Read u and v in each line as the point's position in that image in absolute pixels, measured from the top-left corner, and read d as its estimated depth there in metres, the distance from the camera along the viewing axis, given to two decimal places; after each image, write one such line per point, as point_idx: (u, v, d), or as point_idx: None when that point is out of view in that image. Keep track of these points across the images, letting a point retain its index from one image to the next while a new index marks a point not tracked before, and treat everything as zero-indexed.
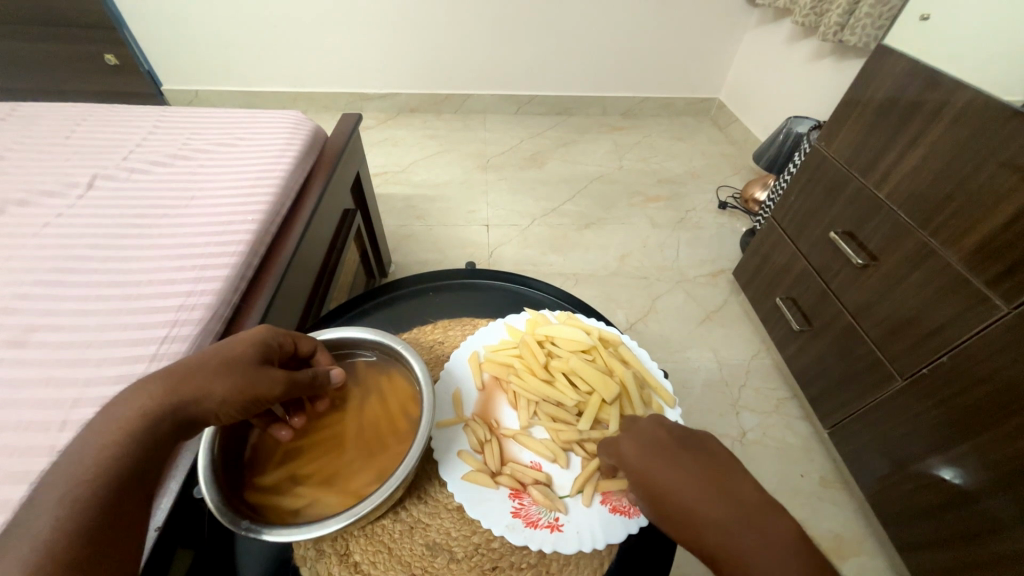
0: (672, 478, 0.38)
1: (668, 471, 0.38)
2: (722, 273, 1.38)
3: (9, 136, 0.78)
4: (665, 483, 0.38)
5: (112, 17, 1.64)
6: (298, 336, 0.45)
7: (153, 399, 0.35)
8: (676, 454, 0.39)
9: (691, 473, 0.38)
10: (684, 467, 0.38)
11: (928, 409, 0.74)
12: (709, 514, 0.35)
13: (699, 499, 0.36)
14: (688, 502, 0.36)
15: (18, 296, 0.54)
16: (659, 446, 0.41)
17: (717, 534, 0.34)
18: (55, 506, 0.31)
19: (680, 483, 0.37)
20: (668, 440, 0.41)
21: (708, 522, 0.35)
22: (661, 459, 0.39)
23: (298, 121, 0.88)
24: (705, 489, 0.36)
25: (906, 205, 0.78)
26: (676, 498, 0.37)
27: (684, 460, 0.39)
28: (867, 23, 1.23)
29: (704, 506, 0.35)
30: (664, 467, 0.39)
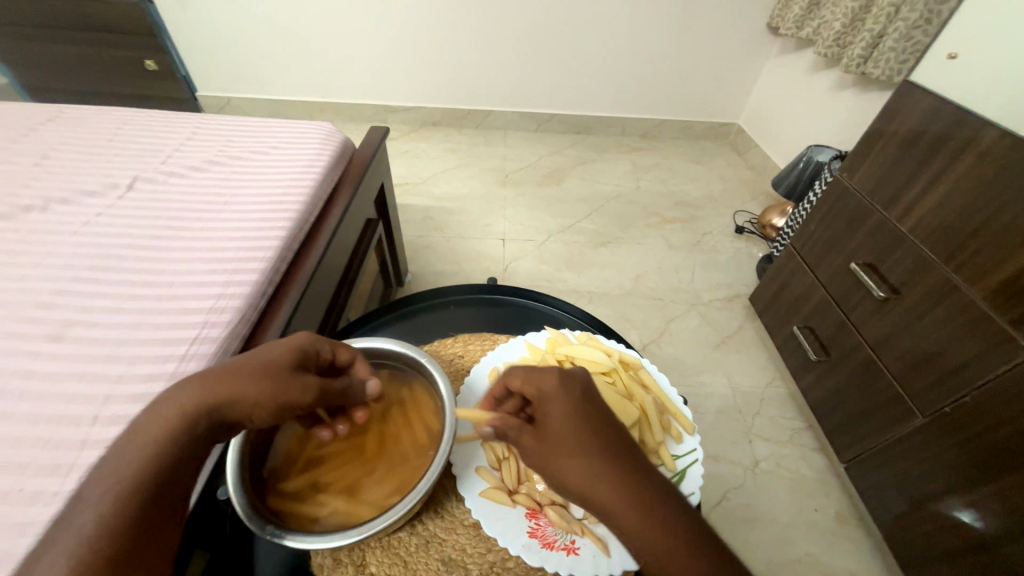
0: (581, 439, 0.36)
1: (577, 431, 0.36)
2: (738, 298, 1.37)
3: (55, 136, 0.82)
4: (572, 444, 0.36)
5: (155, 26, 1.72)
6: (333, 343, 0.44)
7: (189, 401, 0.36)
8: (589, 413, 0.37)
9: (599, 436, 0.36)
10: (595, 429, 0.36)
11: (948, 449, 0.72)
12: (610, 481, 0.34)
13: (601, 463, 0.35)
14: (589, 463, 0.35)
15: (59, 292, 0.56)
16: (576, 401, 0.38)
17: (613, 500, 0.34)
18: (99, 502, 0.33)
19: (587, 447, 0.35)
20: (584, 396, 0.39)
21: (607, 487, 0.34)
22: (574, 417, 0.37)
23: (329, 133, 0.91)
24: (609, 453, 0.35)
25: (929, 240, 0.77)
26: (579, 459, 0.35)
27: (594, 421, 0.37)
28: (891, 57, 1.23)
29: (606, 470, 0.34)
30: (576, 426, 0.36)
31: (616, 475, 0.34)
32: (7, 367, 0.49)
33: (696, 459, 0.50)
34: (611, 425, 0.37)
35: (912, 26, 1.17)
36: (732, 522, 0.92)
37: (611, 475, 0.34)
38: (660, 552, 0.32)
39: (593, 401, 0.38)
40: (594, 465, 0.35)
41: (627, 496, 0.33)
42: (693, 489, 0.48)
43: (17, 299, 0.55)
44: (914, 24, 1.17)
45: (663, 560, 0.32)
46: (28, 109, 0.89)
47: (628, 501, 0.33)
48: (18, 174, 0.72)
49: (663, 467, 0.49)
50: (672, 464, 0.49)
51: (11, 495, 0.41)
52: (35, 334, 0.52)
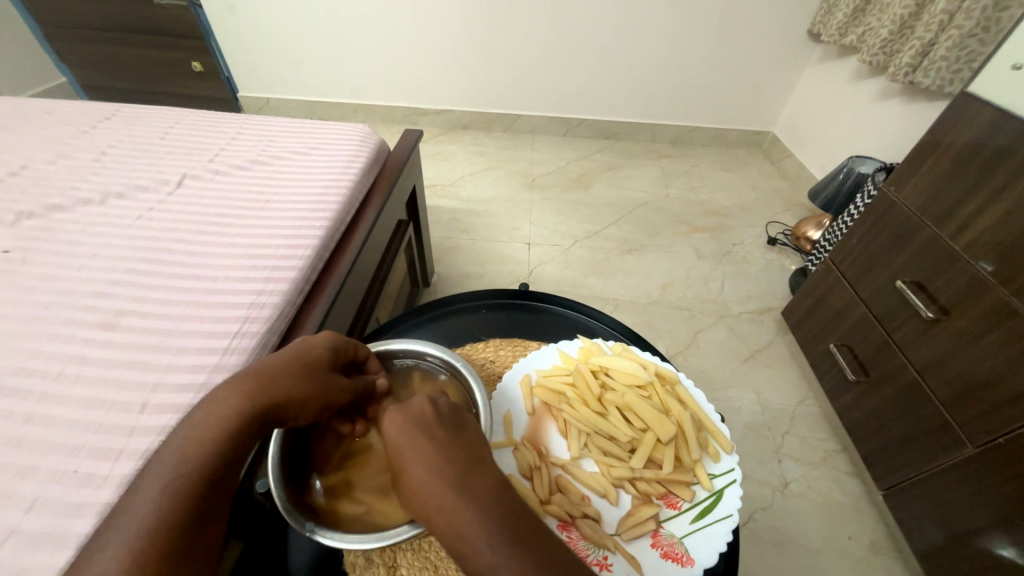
0: (411, 462, 0.36)
1: (406, 450, 0.36)
2: (770, 311, 1.33)
3: (112, 133, 0.86)
4: (406, 469, 0.36)
5: (202, 30, 1.80)
6: (358, 343, 0.48)
7: (243, 399, 0.39)
8: (427, 436, 0.37)
9: (429, 458, 0.35)
10: (431, 452, 0.36)
11: (996, 483, 0.69)
12: (434, 502, 0.34)
13: (426, 486, 0.34)
14: (418, 488, 0.35)
15: (113, 282, 0.59)
16: (415, 424, 0.37)
17: (438, 521, 0.34)
18: (160, 492, 0.35)
19: (417, 471, 0.35)
20: (424, 418, 0.38)
21: (434, 511, 0.34)
22: (409, 441, 0.37)
23: (366, 134, 0.92)
24: (434, 478, 0.35)
25: (985, 260, 0.73)
26: (411, 482, 0.35)
27: (430, 442, 0.36)
28: (942, 66, 1.17)
29: (430, 493, 0.34)
30: (410, 452, 0.36)
31: (441, 500, 0.34)
32: (66, 352, 0.52)
33: (734, 479, 0.48)
34: (449, 447, 0.36)
35: (968, 34, 1.12)
36: (759, 544, 0.89)
37: (436, 499, 0.34)
38: (486, 573, 0.32)
39: (434, 422, 0.38)
40: (422, 487, 0.35)
41: (453, 522, 0.33)
42: (732, 510, 0.46)
43: (75, 287, 0.58)
44: (970, 32, 1.11)
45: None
46: (87, 107, 0.94)
47: (449, 520, 0.33)
48: (79, 169, 0.77)
49: (698, 486, 0.48)
50: (709, 483, 0.47)
51: (66, 476, 0.43)
52: (90, 322, 0.54)
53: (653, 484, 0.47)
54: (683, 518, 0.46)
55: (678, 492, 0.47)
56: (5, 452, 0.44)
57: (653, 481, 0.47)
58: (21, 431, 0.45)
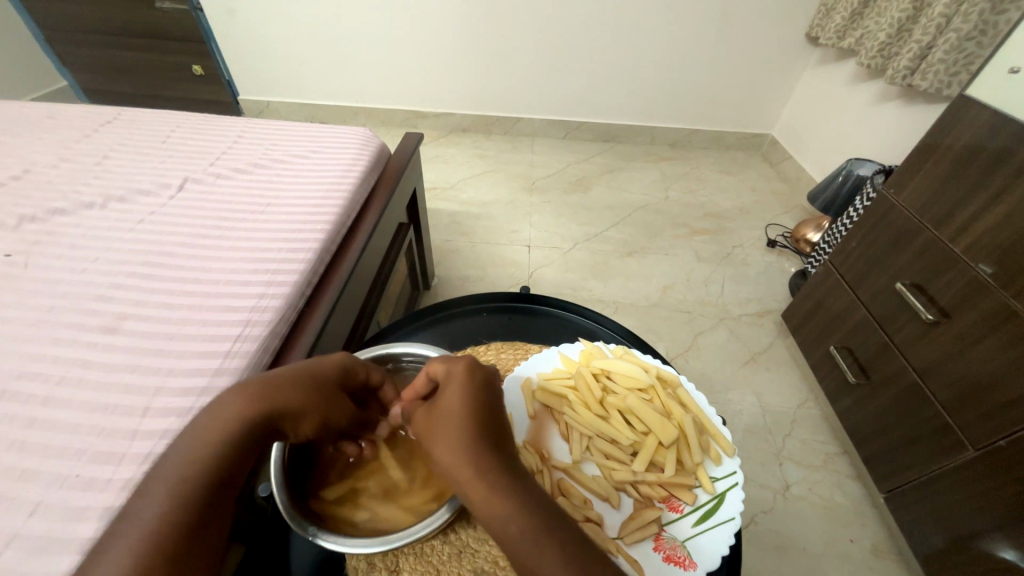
0: (459, 421, 0.38)
1: (455, 420, 0.38)
2: (770, 313, 1.33)
3: (113, 137, 0.87)
4: (451, 428, 0.38)
5: (203, 34, 1.81)
6: (371, 366, 0.47)
7: (249, 405, 0.39)
8: (479, 401, 0.40)
9: (477, 422, 0.38)
10: (481, 417, 0.39)
11: (998, 486, 0.69)
12: (477, 468, 0.36)
13: (470, 446, 0.37)
14: (460, 447, 0.37)
15: (114, 286, 0.59)
16: (469, 389, 0.40)
17: (476, 480, 0.36)
18: (163, 497, 0.35)
19: (465, 431, 0.37)
20: (479, 385, 0.41)
21: (474, 469, 0.36)
22: (461, 402, 0.39)
23: (367, 138, 0.93)
24: (481, 439, 0.37)
25: (985, 262, 0.73)
26: (455, 440, 0.37)
27: (480, 407, 0.39)
28: (940, 69, 1.18)
29: (473, 452, 0.36)
30: (460, 412, 0.39)
31: (484, 459, 0.36)
32: (67, 356, 0.51)
33: (737, 482, 0.48)
34: (496, 417, 0.40)
35: (965, 38, 1.12)
36: (761, 547, 0.89)
37: (479, 457, 0.36)
38: (515, 533, 0.33)
39: (486, 392, 0.41)
40: (466, 446, 0.37)
41: (493, 479, 0.35)
42: (734, 514, 0.46)
43: (77, 291, 0.58)
44: (967, 35, 1.12)
45: (517, 538, 0.33)
46: (89, 111, 0.94)
47: (491, 491, 0.35)
48: (81, 173, 0.77)
49: (701, 489, 0.48)
50: (711, 486, 0.47)
51: (68, 480, 0.43)
52: (92, 326, 0.54)
53: (655, 488, 0.47)
54: (685, 521, 0.46)
55: (681, 496, 0.47)
56: (7, 456, 0.44)
57: (654, 484, 0.47)
58: (23, 435, 0.45)
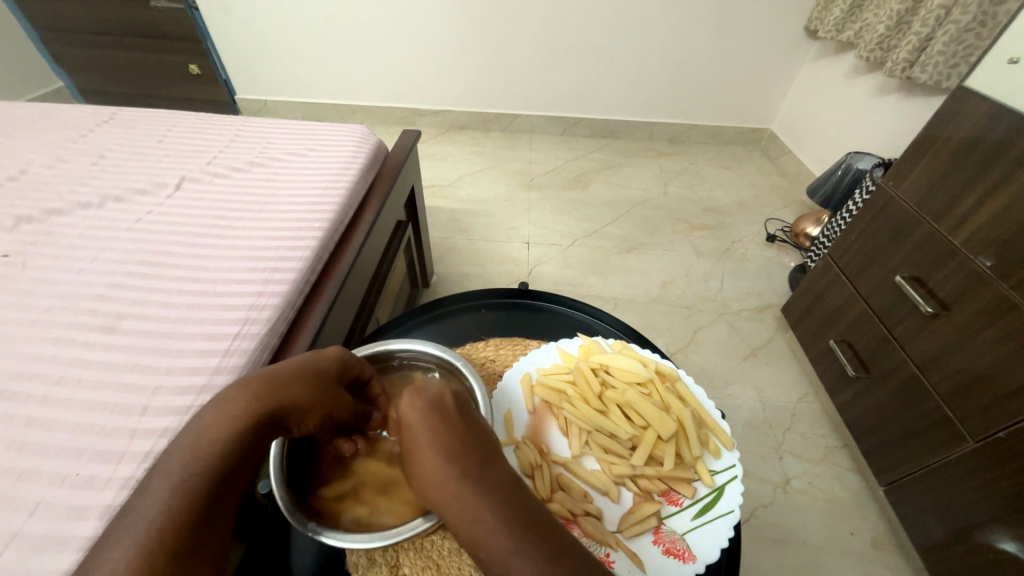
0: (423, 444, 0.38)
1: (418, 434, 0.38)
2: (769, 308, 1.33)
3: (109, 137, 0.86)
4: (418, 452, 0.38)
5: (199, 32, 1.80)
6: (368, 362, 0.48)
7: (250, 402, 0.39)
8: (441, 421, 0.39)
9: (441, 441, 0.37)
10: (445, 435, 0.38)
11: (998, 477, 0.69)
12: (442, 480, 0.36)
13: (436, 468, 0.36)
14: (428, 470, 0.37)
15: (111, 285, 0.59)
16: (430, 409, 0.39)
17: (447, 502, 0.35)
18: (168, 493, 0.35)
19: (429, 452, 0.37)
20: (438, 404, 0.40)
21: (443, 492, 0.35)
22: (424, 424, 0.39)
23: (363, 135, 0.92)
24: (447, 458, 0.36)
25: (984, 254, 0.73)
26: (423, 463, 0.37)
27: (443, 425, 0.38)
28: (939, 61, 1.18)
29: (440, 475, 0.36)
30: (424, 434, 0.38)
31: (451, 480, 0.36)
32: (65, 356, 0.52)
33: (735, 476, 0.48)
34: (462, 431, 0.39)
35: (964, 29, 1.12)
36: (762, 541, 0.89)
37: (445, 479, 0.36)
38: (489, 552, 0.33)
39: (450, 408, 0.40)
40: (434, 467, 0.36)
41: (461, 500, 0.35)
42: (733, 507, 0.46)
43: (74, 291, 0.58)
44: (966, 27, 1.11)
45: (491, 559, 0.33)
46: (85, 111, 0.94)
47: (459, 504, 0.35)
48: (77, 173, 0.76)
49: (700, 482, 0.48)
50: (710, 479, 0.48)
51: (68, 478, 0.43)
52: (90, 325, 0.54)
53: (653, 481, 0.47)
54: (685, 514, 0.46)
55: (680, 489, 0.47)
56: (7, 456, 0.44)
57: (653, 478, 0.47)
58: (22, 435, 0.45)
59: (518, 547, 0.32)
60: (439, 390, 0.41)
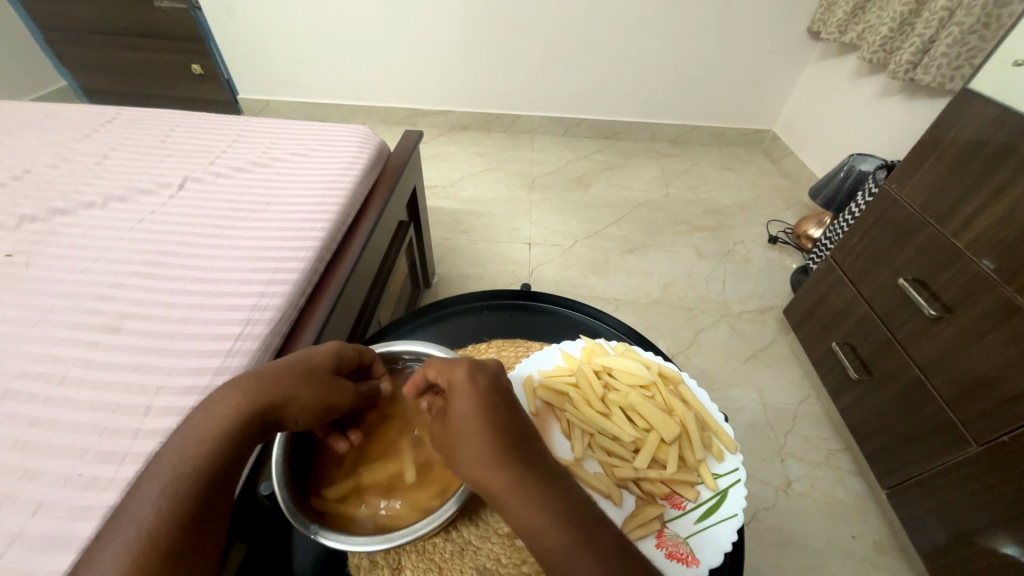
0: (475, 431, 0.38)
1: (470, 425, 0.38)
2: (771, 310, 1.33)
3: (113, 137, 0.86)
4: (470, 435, 0.38)
5: (202, 32, 1.80)
6: (364, 349, 0.48)
7: (243, 399, 0.39)
8: (494, 409, 0.39)
9: (496, 432, 0.38)
10: (499, 423, 0.38)
11: (1001, 481, 0.69)
12: (496, 472, 0.36)
13: (493, 456, 0.36)
14: (482, 458, 0.37)
15: (115, 284, 0.59)
16: (481, 396, 0.39)
17: (505, 491, 0.36)
18: (160, 494, 0.35)
19: (479, 445, 0.37)
20: (490, 392, 0.40)
21: (500, 481, 0.36)
22: (475, 408, 0.39)
23: (366, 136, 0.92)
24: (502, 448, 0.37)
25: (988, 258, 0.73)
26: (475, 455, 0.37)
27: (493, 415, 0.39)
28: (942, 63, 1.18)
29: (496, 465, 0.36)
30: (477, 422, 0.38)
31: (507, 469, 0.36)
32: (68, 356, 0.52)
33: (739, 479, 0.48)
34: (513, 422, 0.39)
35: (968, 31, 1.12)
36: (763, 544, 0.89)
37: (501, 466, 0.36)
38: (550, 546, 0.33)
39: (498, 394, 0.41)
40: (487, 458, 0.37)
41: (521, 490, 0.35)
42: (737, 511, 0.46)
43: (77, 291, 0.58)
44: (970, 29, 1.11)
45: (550, 551, 0.33)
46: (89, 111, 0.94)
47: (514, 496, 0.35)
48: (80, 173, 0.77)
49: (703, 486, 0.48)
50: (713, 483, 0.47)
51: (71, 479, 0.43)
52: (93, 325, 0.54)
53: (657, 484, 0.47)
54: (688, 518, 0.46)
55: (683, 493, 0.47)
56: (10, 455, 0.44)
57: (657, 481, 0.47)
58: (25, 435, 0.45)
59: (580, 545, 0.33)
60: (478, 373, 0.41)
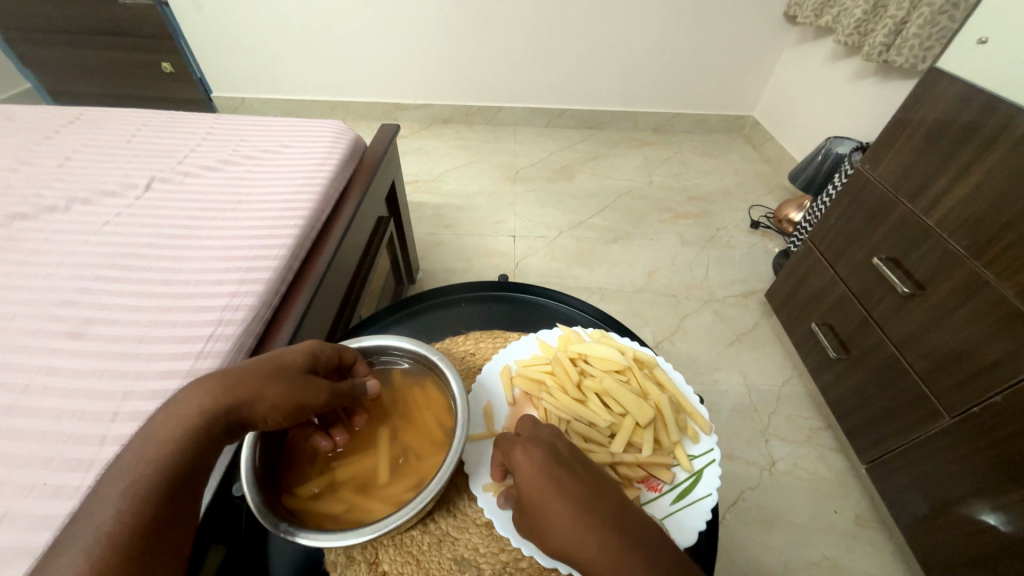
0: (560, 499, 0.36)
1: (544, 493, 0.37)
2: (753, 294, 1.34)
3: (75, 138, 0.84)
4: (557, 505, 0.36)
5: (170, 29, 1.75)
6: (343, 347, 0.47)
7: (210, 399, 0.38)
8: (569, 476, 0.38)
9: (573, 498, 0.36)
10: (579, 486, 0.37)
11: (974, 451, 0.70)
12: (585, 540, 0.34)
13: (578, 525, 0.35)
14: (567, 528, 0.35)
15: (79, 289, 0.57)
16: (545, 464, 0.38)
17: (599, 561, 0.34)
18: (121, 495, 0.35)
19: (561, 513, 0.35)
20: (549, 455, 0.39)
21: (592, 553, 0.34)
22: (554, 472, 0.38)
23: (340, 131, 0.91)
24: (591, 513, 0.35)
25: (957, 235, 0.74)
26: (558, 524, 0.35)
27: (562, 478, 0.37)
28: (914, 44, 1.19)
29: (584, 533, 0.34)
30: (557, 492, 0.36)
31: (604, 533, 0.34)
32: (31, 364, 0.50)
33: (714, 459, 0.49)
34: (597, 486, 0.38)
35: (938, 12, 1.13)
36: (749, 523, 0.90)
37: (602, 534, 0.34)
38: None
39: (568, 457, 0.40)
40: (571, 526, 0.35)
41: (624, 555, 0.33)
42: (712, 490, 0.46)
43: (38, 297, 0.56)
44: (940, 9, 1.12)
45: None
46: (50, 112, 0.91)
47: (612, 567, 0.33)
48: (41, 176, 0.74)
49: (679, 467, 0.48)
50: (688, 464, 0.48)
51: (35, 489, 0.42)
52: (56, 332, 0.53)
53: (633, 468, 0.47)
54: (664, 500, 0.46)
55: (659, 475, 0.47)
56: None
57: (633, 464, 0.47)
58: None
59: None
60: (539, 438, 0.41)
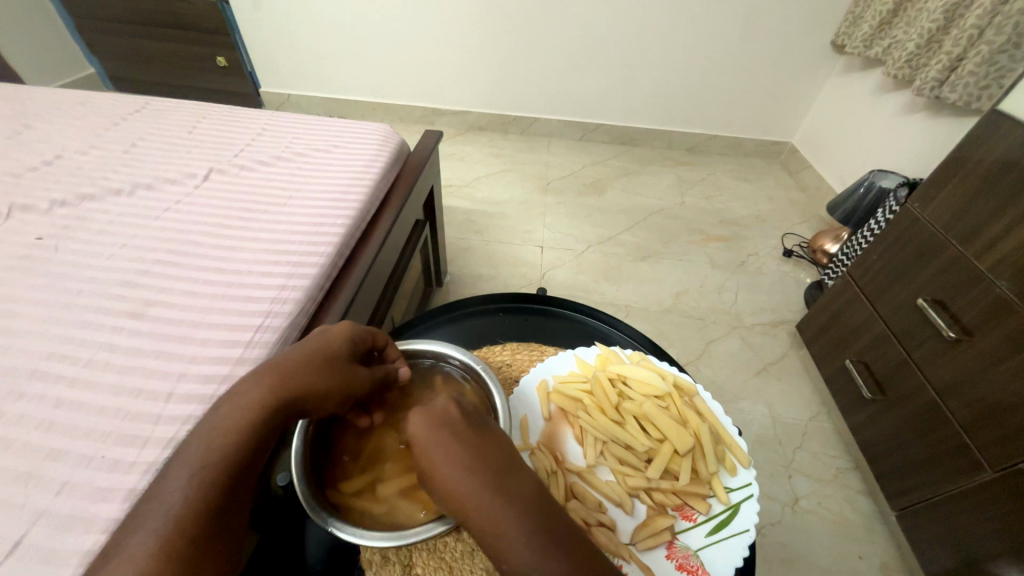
0: (449, 452, 0.37)
1: (436, 439, 0.37)
2: (783, 324, 1.32)
3: (140, 126, 0.88)
4: (443, 445, 0.37)
5: (228, 25, 1.83)
6: (376, 331, 0.49)
7: (268, 390, 0.40)
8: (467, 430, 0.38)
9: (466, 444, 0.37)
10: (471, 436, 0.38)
11: (1015, 509, 0.68)
12: (460, 482, 0.36)
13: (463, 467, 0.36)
14: (453, 471, 0.36)
15: (140, 271, 0.60)
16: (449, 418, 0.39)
17: (469, 506, 0.35)
18: (187, 479, 0.37)
19: (447, 458, 0.36)
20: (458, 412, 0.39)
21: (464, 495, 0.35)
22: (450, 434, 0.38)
23: (388, 134, 0.93)
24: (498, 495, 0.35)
25: (1011, 281, 0.72)
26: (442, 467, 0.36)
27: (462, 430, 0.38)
28: (970, 82, 1.16)
29: (467, 475, 0.36)
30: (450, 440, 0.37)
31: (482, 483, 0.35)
32: (94, 339, 0.53)
33: (751, 494, 0.48)
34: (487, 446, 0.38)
35: (997, 51, 1.10)
36: (767, 560, 0.88)
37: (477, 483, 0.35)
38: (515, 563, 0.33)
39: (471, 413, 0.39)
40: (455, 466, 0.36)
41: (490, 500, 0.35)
42: (749, 526, 0.46)
43: (103, 276, 0.59)
44: (999, 48, 1.10)
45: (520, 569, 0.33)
46: (118, 99, 0.96)
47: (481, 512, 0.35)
48: (109, 160, 0.78)
49: (715, 499, 0.48)
50: (725, 497, 0.47)
51: (93, 461, 0.44)
52: (118, 310, 0.56)
53: (668, 494, 0.47)
54: (699, 531, 0.46)
55: (694, 505, 0.47)
56: (35, 435, 0.45)
57: (668, 491, 0.47)
58: (51, 415, 0.47)
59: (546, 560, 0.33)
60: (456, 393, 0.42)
